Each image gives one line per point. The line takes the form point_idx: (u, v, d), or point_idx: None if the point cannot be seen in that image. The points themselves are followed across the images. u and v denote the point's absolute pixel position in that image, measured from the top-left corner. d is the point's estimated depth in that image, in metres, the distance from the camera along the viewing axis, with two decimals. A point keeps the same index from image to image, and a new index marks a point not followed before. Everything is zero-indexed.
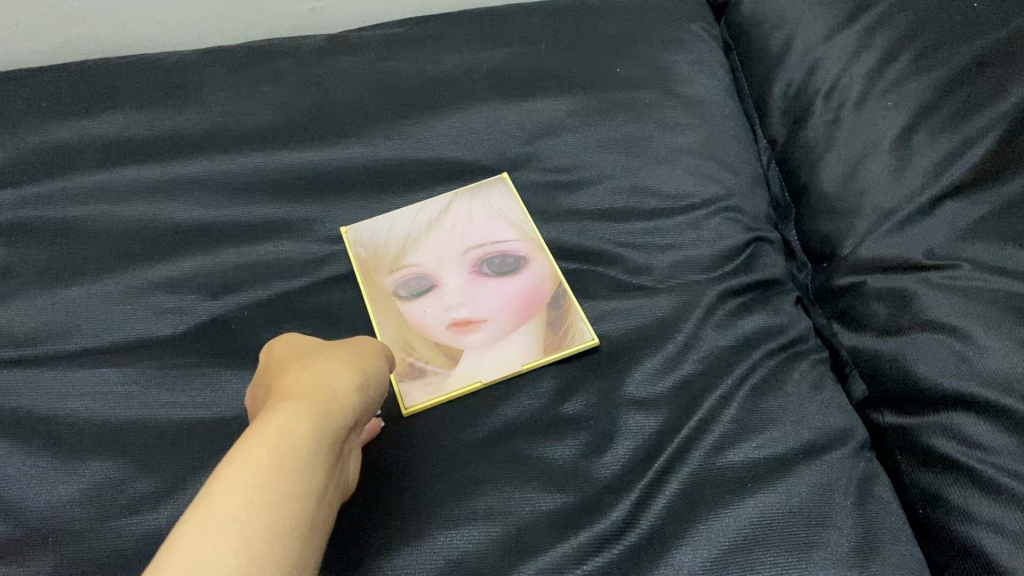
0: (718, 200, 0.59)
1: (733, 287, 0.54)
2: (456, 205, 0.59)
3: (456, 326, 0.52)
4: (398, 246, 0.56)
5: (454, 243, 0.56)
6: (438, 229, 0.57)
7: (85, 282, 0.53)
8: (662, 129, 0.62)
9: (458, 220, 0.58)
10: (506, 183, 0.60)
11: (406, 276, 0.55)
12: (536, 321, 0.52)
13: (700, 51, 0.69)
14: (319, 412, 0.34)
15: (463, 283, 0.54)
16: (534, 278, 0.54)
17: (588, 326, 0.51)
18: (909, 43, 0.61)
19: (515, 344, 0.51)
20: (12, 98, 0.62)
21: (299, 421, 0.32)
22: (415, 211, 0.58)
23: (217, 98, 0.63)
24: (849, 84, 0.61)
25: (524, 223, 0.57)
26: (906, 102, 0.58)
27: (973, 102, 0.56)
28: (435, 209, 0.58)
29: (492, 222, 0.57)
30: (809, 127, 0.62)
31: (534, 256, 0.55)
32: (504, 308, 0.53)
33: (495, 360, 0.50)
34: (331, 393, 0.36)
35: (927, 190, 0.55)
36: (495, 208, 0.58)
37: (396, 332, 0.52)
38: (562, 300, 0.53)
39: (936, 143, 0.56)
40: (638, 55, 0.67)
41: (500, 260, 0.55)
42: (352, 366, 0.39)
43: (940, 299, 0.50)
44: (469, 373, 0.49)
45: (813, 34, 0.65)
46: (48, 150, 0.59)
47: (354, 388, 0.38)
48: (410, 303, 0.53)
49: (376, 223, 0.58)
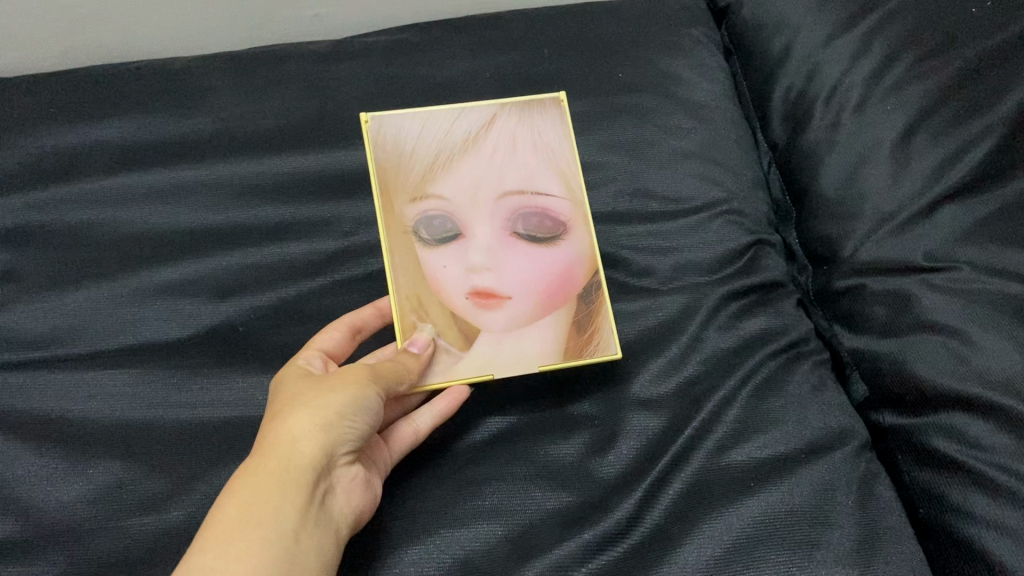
0: (720, 203, 0.59)
1: (735, 289, 0.55)
2: (502, 130, 0.54)
3: (475, 295, 0.50)
4: (429, 169, 0.52)
5: (491, 182, 0.52)
6: (479, 159, 0.53)
7: (94, 284, 0.54)
8: (664, 133, 0.63)
9: (501, 153, 0.53)
10: (561, 119, 0.55)
11: (431, 212, 0.51)
12: (563, 315, 0.50)
13: (700, 55, 0.69)
14: (274, 481, 0.38)
15: (492, 241, 0.51)
16: (566, 258, 0.52)
17: (616, 339, 0.49)
18: (908, 48, 0.61)
19: (536, 337, 0.50)
20: (19, 101, 0.62)
21: (252, 504, 0.37)
22: (453, 127, 0.54)
23: (224, 103, 0.63)
24: (849, 87, 0.62)
25: (572, 181, 0.53)
26: (905, 106, 0.59)
27: (972, 107, 0.58)
28: (475, 133, 0.54)
29: (537, 170, 0.53)
30: (809, 131, 0.62)
31: (574, 227, 0.52)
32: (533, 286, 0.51)
33: (510, 352, 0.49)
34: (288, 457, 0.38)
35: (926, 194, 0.55)
36: (542, 148, 0.54)
37: (410, 285, 0.50)
38: (594, 296, 0.51)
39: (936, 147, 0.57)
40: (640, 59, 0.67)
41: (536, 222, 0.52)
42: (320, 401, 0.40)
43: (941, 300, 0.51)
44: (483, 363, 0.49)
45: (812, 37, 0.65)
46: (56, 154, 0.60)
47: (320, 429, 0.40)
48: (431, 250, 0.51)
49: (408, 135, 0.53)
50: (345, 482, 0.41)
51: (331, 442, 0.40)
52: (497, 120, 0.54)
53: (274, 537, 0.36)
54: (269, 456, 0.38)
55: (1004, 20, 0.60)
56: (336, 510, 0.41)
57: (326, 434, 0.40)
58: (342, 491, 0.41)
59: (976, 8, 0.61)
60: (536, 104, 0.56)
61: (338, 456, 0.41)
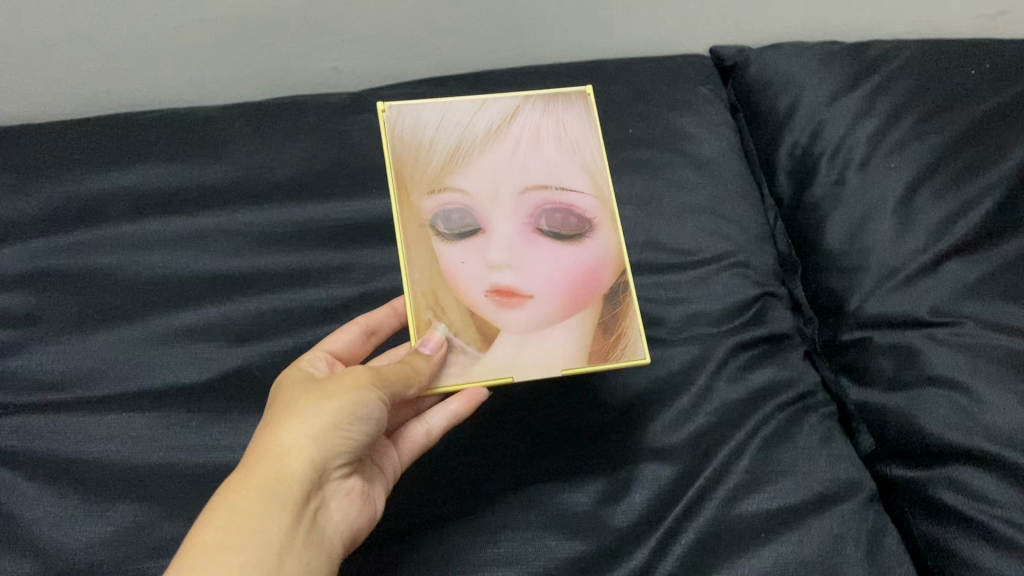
0: (728, 256, 0.61)
1: (743, 340, 0.56)
2: (524, 123, 0.53)
3: (495, 293, 0.48)
4: (447, 159, 0.51)
5: (513, 176, 0.51)
6: (500, 152, 0.51)
7: (113, 327, 0.56)
8: (673, 187, 0.64)
9: (523, 146, 0.52)
10: (586, 113, 0.53)
11: (450, 205, 0.50)
12: (589, 315, 0.49)
13: (708, 112, 0.71)
14: (264, 491, 0.38)
15: (513, 236, 0.49)
16: (592, 257, 0.50)
17: (644, 344, 0.48)
18: (908, 108, 0.65)
19: (559, 340, 0.48)
20: (45, 145, 0.64)
21: (240, 513, 0.37)
22: (474, 119, 0.52)
23: (244, 153, 0.65)
24: (853, 146, 0.64)
25: (598, 176, 0.52)
26: (908, 165, 0.62)
27: (973, 166, 0.61)
28: (496, 125, 0.52)
29: (561, 166, 0.52)
30: (814, 188, 0.64)
31: (600, 224, 0.51)
32: (557, 283, 0.49)
33: (532, 356, 0.48)
34: (278, 469, 0.39)
35: (929, 251, 0.57)
36: (566, 142, 0.52)
37: (426, 282, 0.48)
38: (621, 299, 0.49)
39: (939, 205, 0.59)
40: (650, 116, 0.69)
41: (560, 217, 0.50)
42: (314, 410, 0.41)
43: (947, 354, 0.52)
44: (502, 365, 0.47)
45: (818, 96, 0.67)
46: (77, 199, 0.61)
47: (311, 439, 0.40)
48: (449, 245, 0.49)
49: (426, 125, 0.51)
50: (336, 496, 0.42)
51: (323, 453, 0.40)
52: (520, 113, 0.53)
53: (260, 550, 0.36)
54: (260, 465, 0.39)
55: (990, 93, 0.65)
56: (326, 521, 0.41)
57: (318, 445, 0.40)
58: (332, 507, 0.42)
59: (969, 78, 0.66)
60: (561, 98, 0.54)
61: (330, 466, 0.41)
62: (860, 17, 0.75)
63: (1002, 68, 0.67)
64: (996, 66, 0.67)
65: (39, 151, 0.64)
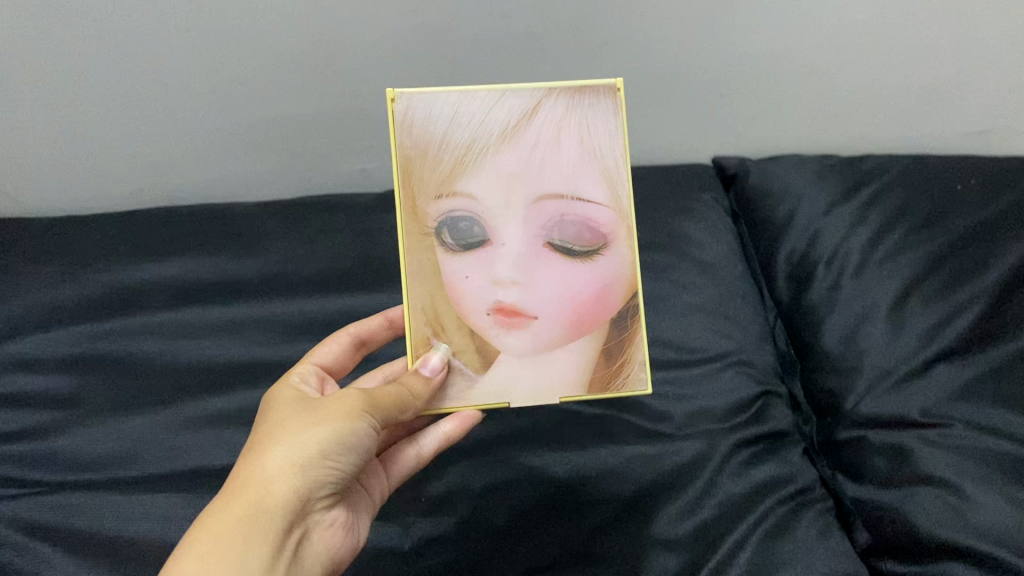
0: (730, 355, 0.64)
1: (746, 437, 0.58)
2: (545, 120, 0.52)
3: (500, 310, 0.53)
4: (460, 161, 0.52)
5: (527, 184, 0.52)
6: (517, 154, 0.52)
7: (152, 411, 0.59)
8: (678, 288, 0.68)
9: (541, 148, 0.52)
10: (612, 112, 0.53)
11: (459, 215, 0.52)
12: (591, 340, 0.54)
13: (710, 217, 0.75)
14: (245, 520, 0.40)
15: (521, 252, 0.53)
16: (599, 276, 0.54)
17: (647, 376, 0.55)
18: (899, 220, 0.70)
19: (561, 364, 0.54)
20: (88, 238, 0.69)
21: (223, 537, 0.39)
22: (491, 109, 0.52)
23: (279, 249, 0.69)
24: (847, 254, 0.68)
25: (615, 186, 0.53)
26: (899, 273, 0.66)
27: (959, 276, 0.65)
28: (514, 122, 0.52)
29: (578, 175, 0.53)
30: (812, 292, 0.68)
31: (612, 241, 0.54)
32: (560, 303, 0.54)
33: (531, 378, 0.54)
34: (263, 493, 0.41)
35: (920, 355, 0.61)
36: (586, 145, 0.53)
37: (432, 299, 0.53)
38: (627, 323, 0.55)
39: (928, 312, 0.63)
40: (656, 220, 0.74)
41: (571, 234, 0.53)
42: (299, 438, 0.43)
43: (938, 455, 0.55)
44: (502, 389, 0.54)
45: (814, 207, 0.72)
46: (118, 289, 0.66)
47: (296, 468, 0.43)
48: (458, 258, 0.53)
49: (439, 118, 0.52)
50: (316, 524, 0.45)
51: (309, 481, 0.43)
52: (541, 106, 0.52)
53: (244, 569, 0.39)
54: (244, 493, 0.41)
55: (975, 206, 0.70)
56: (309, 548, 0.44)
57: (303, 471, 0.43)
58: (312, 533, 0.45)
59: (955, 193, 0.71)
60: (587, 91, 0.53)
61: (317, 493, 0.44)
62: (852, 134, 0.81)
63: (986, 184, 0.72)
64: (981, 182, 0.72)
65: (84, 244, 0.68)
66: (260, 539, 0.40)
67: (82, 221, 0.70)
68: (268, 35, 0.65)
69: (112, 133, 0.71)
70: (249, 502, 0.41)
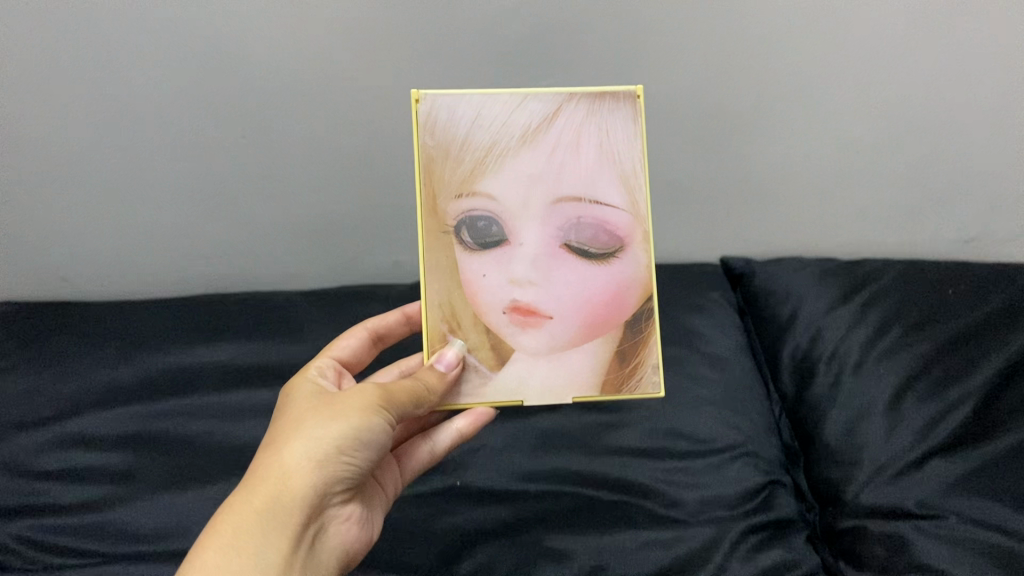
0: (739, 445, 0.69)
1: (753, 524, 0.63)
2: (565, 125, 0.57)
3: (516, 309, 0.58)
4: (480, 163, 0.57)
5: (546, 186, 0.57)
6: (537, 158, 0.57)
7: (200, 486, 0.63)
8: (691, 381, 0.74)
9: (559, 150, 0.57)
10: (630, 117, 0.58)
11: (480, 215, 0.57)
12: (604, 341, 0.59)
13: (719, 314, 0.82)
14: (266, 514, 0.45)
15: (538, 252, 0.58)
16: (616, 278, 0.59)
17: (659, 379, 0.59)
18: (895, 320, 0.76)
19: (572, 362, 0.59)
20: (151, 321, 0.79)
21: (246, 528, 0.44)
22: (512, 115, 0.57)
23: (323, 334, 0.76)
24: (846, 352, 0.74)
25: (631, 188, 0.58)
26: (895, 371, 0.71)
27: (952, 375, 0.70)
28: (535, 126, 0.57)
29: (596, 179, 0.57)
30: (814, 387, 0.73)
31: (628, 245, 0.58)
32: (574, 304, 0.59)
33: (543, 376, 0.59)
34: (283, 487, 0.46)
35: (915, 448, 0.65)
36: (604, 147, 0.57)
37: (451, 293, 0.58)
38: (642, 327, 0.59)
39: (923, 408, 0.68)
40: (669, 317, 0.80)
41: (587, 236, 0.58)
42: (316, 436, 0.48)
43: (935, 545, 0.59)
44: (515, 386, 0.58)
45: (816, 309, 0.78)
46: (174, 370, 0.73)
47: (314, 463, 0.47)
48: (478, 256, 0.58)
49: (462, 120, 0.57)
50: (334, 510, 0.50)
51: (325, 476, 0.48)
52: (561, 112, 0.57)
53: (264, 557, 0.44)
54: (265, 488, 0.46)
55: (966, 309, 0.76)
56: (326, 532, 0.50)
57: (320, 467, 0.47)
58: (330, 520, 0.50)
59: (946, 296, 0.77)
60: (607, 97, 0.58)
61: (334, 486, 0.49)
62: (845, 237, 0.90)
63: (973, 288, 0.78)
64: (969, 286, 0.78)
65: (148, 325, 0.78)
66: (278, 530, 0.45)
67: (147, 312, 0.80)
68: (336, 128, 0.78)
69: (191, 206, 0.84)
70: (271, 494, 0.46)
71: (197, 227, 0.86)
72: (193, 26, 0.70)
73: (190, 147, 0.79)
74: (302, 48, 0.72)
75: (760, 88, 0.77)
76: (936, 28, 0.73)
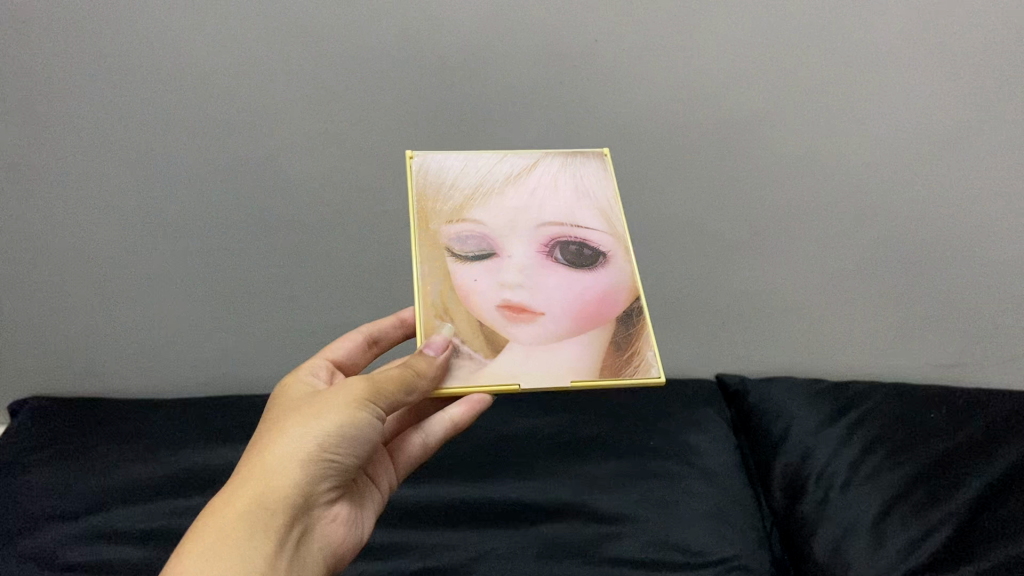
0: (731, 559, 0.72)
1: None
2: (543, 172, 0.64)
3: (508, 308, 0.57)
4: (466, 197, 0.62)
5: (530, 213, 0.61)
6: (519, 192, 0.62)
7: None
8: (687, 495, 0.78)
9: (539, 187, 0.63)
10: (601, 168, 0.65)
11: (469, 233, 0.60)
12: (599, 333, 0.57)
13: (714, 430, 0.87)
14: (249, 515, 0.44)
15: (526, 262, 0.59)
16: (605, 284, 0.60)
17: (659, 363, 0.56)
18: (880, 443, 0.80)
19: (570, 353, 0.56)
20: (178, 423, 0.85)
21: (231, 526, 0.43)
22: (495, 165, 0.64)
23: None
24: (834, 473, 0.78)
25: (609, 216, 0.62)
26: (878, 493, 0.75)
27: (934, 497, 0.74)
28: (517, 172, 0.64)
29: (576, 208, 0.62)
30: (804, 504, 0.76)
31: (612, 258, 0.61)
32: (567, 304, 0.58)
33: (541, 367, 0.55)
34: (268, 485, 0.45)
35: (899, 567, 0.68)
36: (580, 187, 0.64)
37: (441, 295, 0.57)
38: (635, 321, 0.58)
39: (907, 529, 0.71)
40: (667, 432, 0.86)
41: (573, 249, 0.60)
42: (300, 435, 0.47)
43: None
44: (511, 371, 0.55)
45: (806, 428, 0.83)
46: (199, 468, 0.78)
47: (298, 461, 0.47)
48: (468, 266, 0.59)
49: (451, 167, 0.63)
50: (318, 517, 0.49)
51: (309, 475, 0.47)
52: (538, 164, 0.65)
53: (253, 552, 0.43)
54: (250, 485, 0.45)
55: (947, 434, 0.80)
56: (312, 535, 0.48)
57: (306, 461, 0.47)
58: (317, 525, 0.49)
59: (929, 422, 0.82)
60: (580, 156, 0.66)
61: (317, 485, 0.48)
62: (832, 364, 0.96)
63: (955, 414, 0.83)
64: (951, 412, 0.83)
65: (177, 426, 0.85)
66: (266, 527, 0.44)
67: (171, 417, 0.86)
68: (366, 250, 0.88)
69: (228, 318, 0.93)
70: (256, 490, 0.45)
71: (232, 325, 0.94)
72: (245, 153, 0.79)
73: (233, 253, 0.88)
74: (341, 175, 0.81)
75: (752, 228, 0.84)
76: (912, 181, 0.80)
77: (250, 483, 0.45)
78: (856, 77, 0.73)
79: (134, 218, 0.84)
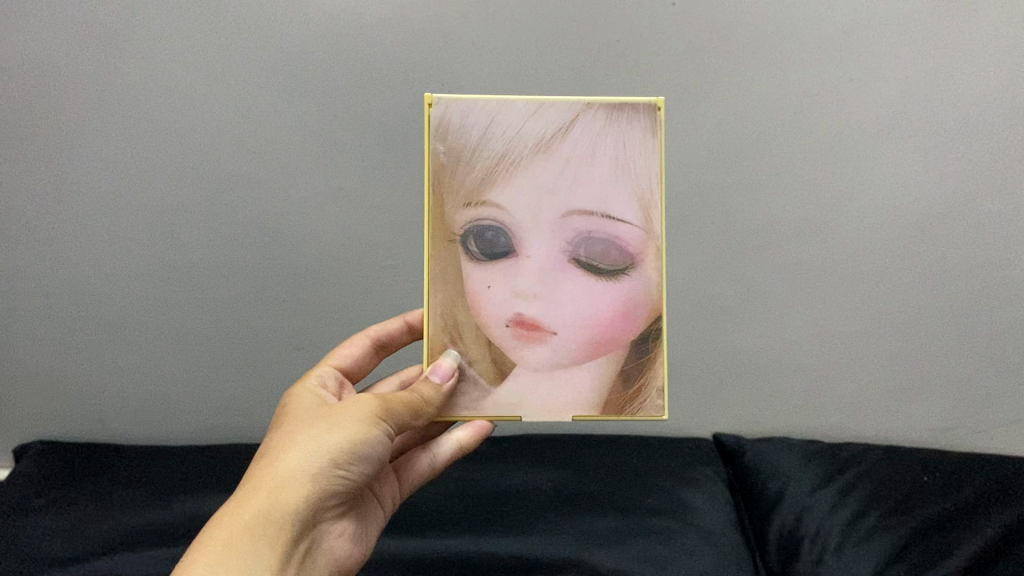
0: None
1: None
2: (582, 135, 0.60)
3: (520, 322, 0.61)
4: (490, 173, 0.60)
5: (558, 199, 0.60)
6: (549, 170, 0.60)
7: None
8: (685, 553, 0.78)
9: (573, 161, 0.60)
10: (649, 129, 0.60)
11: (487, 226, 0.61)
12: (609, 360, 0.62)
13: (711, 488, 0.88)
14: (254, 531, 0.46)
15: (544, 268, 0.61)
16: (626, 293, 0.61)
17: (663, 400, 0.62)
18: (875, 505, 0.81)
19: (577, 382, 0.62)
20: (180, 471, 0.86)
21: (238, 537, 0.46)
22: (528, 123, 0.60)
23: None
24: (829, 533, 0.79)
25: (646, 205, 0.61)
26: (873, 555, 0.76)
27: (928, 560, 0.75)
28: (550, 135, 0.60)
29: (611, 192, 0.60)
30: (799, 565, 0.77)
31: (639, 260, 0.61)
32: (580, 320, 0.62)
33: (545, 397, 0.62)
34: (275, 498, 0.48)
35: None
36: (620, 159, 0.60)
37: (452, 306, 0.61)
38: (649, 346, 0.62)
39: None
40: (664, 490, 0.87)
41: (597, 251, 0.61)
42: (312, 450, 0.49)
43: None
44: (515, 402, 0.62)
45: (801, 488, 0.84)
46: (200, 515, 0.79)
47: (309, 475, 0.49)
48: (483, 270, 0.61)
49: (475, 125, 0.60)
50: (323, 531, 0.52)
51: (318, 490, 0.49)
52: (578, 120, 0.60)
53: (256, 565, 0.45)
54: (260, 497, 0.47)
55: (941, 497, 0.81)
56: (317, 549, 0.51)
57: (315, 477, 0.49)
58: (322, 539, 0.51)
59: (924, 485, 0.83)
60: (628, 107, 0.60)
61: (326, 500, 0.50)
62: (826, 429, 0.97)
63: (949, 477, 0.84)
64: (946, 476, 0.84)
65: (179, 474, 0.86)
66: (271, 539, 0.46)
67: (172, 466, 0.87)
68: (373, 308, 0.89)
69: (232, 372, 0.94)
70: (264, 502, 0.47)
71: (236, 376, 0.95)
72: (259, 204, 0.82)
73: (242, 303, 0.89)
74: (349, 230, 0.83)
75: (749, 290, 0.87)
76: (902, 249, 0.83)
77: (258, 495, 0.47)
78: (845, 141, 0.77)
79: (148, 268, 0.87)
